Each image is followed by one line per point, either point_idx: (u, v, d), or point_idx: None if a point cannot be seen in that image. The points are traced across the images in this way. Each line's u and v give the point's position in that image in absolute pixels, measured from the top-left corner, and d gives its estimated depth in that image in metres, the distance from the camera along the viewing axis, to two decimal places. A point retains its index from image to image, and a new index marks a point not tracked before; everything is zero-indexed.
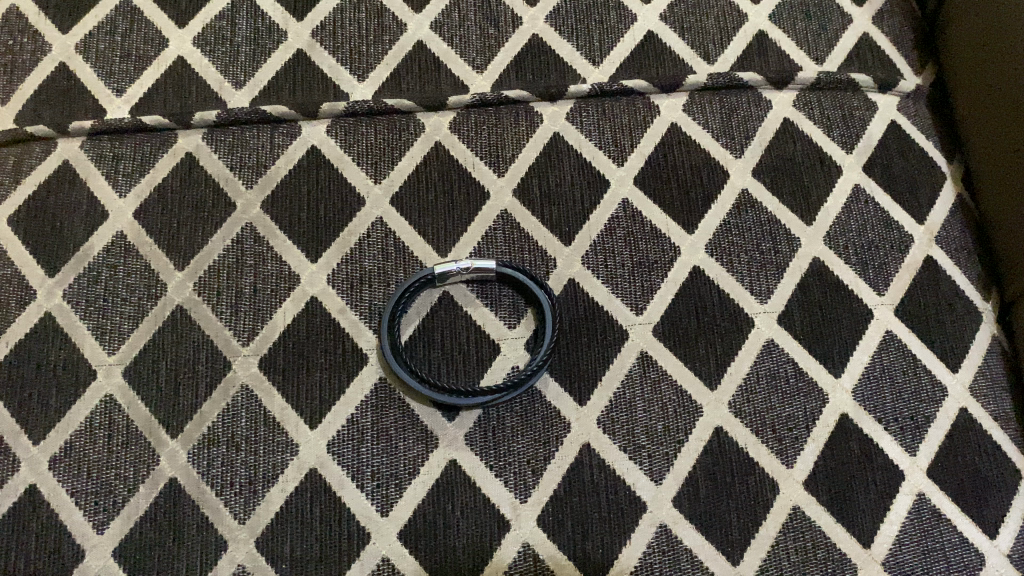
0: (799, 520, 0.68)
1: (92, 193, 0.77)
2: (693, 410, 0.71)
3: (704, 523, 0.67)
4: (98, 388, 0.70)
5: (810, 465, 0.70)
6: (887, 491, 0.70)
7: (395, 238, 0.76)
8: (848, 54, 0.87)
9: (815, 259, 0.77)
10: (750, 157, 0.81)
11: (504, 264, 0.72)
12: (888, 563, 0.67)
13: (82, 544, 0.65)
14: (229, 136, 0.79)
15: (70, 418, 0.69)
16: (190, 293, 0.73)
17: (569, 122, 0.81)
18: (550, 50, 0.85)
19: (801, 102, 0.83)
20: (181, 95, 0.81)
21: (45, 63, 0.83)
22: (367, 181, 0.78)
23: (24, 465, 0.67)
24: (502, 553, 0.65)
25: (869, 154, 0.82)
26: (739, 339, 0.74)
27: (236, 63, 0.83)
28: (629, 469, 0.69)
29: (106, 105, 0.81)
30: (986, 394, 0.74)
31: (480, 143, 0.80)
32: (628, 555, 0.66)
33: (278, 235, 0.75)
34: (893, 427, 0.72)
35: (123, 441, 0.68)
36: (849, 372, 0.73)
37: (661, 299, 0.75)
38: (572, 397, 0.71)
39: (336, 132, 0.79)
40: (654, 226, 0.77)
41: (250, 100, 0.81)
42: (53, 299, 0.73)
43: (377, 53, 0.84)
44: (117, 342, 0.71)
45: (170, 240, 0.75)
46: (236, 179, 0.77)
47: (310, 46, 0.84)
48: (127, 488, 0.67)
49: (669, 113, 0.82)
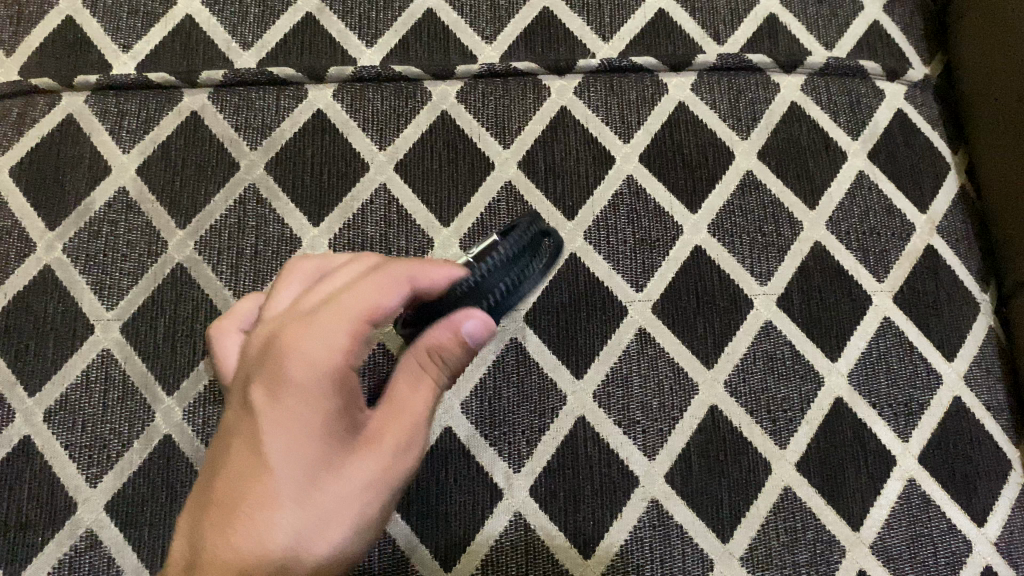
0: (790, 501, 0.69)
1: (94, 148, 0.76)
2: (689, 387, 0.71)
3: (695, 500, 0.68)
4: (96, 342, 0.70)
5: (803, 447, 0.70)
6: (877, 476, 0.70)
7: (398, 206, 0.75)
8: (858, 41, 0.86)
9: (817, 243, 0.77)
10: (756, 139, 0.80)
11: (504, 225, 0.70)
12: (875, 547, 0.68)
13: (74, 497, 0.65)
14: (234, 96, 0.78)
15: (67, 371, 0.69)
16: (190, 252, 0.73)
17: (577, 96, 0.81)
18: (560, 24, 0.85)
19: (809, 86, 0.83)
20: (188, 54, 0.81)
21: (51, 15, 0.82)
22: (372, 147, 0.77)
23: (20, 416, 0.67)
24: (493, 522, 0.66)
25: (875, 141, 0.81)
26: (738, 320, 0.74)
27: (244, 24, 0.82)
28: (622, 444, 0.69)
29: (113, 61, 0.80)
30: (981, 384, 0.74)
31: (486, 113, 0.79)
32: (618, 529, 0.67)
33: (282, 198, 0.75)
34: (887, 413, 0.72)
35: (119, 396, 0.68)
36: (845, 357, 0.74)
37: (661, 277, 0.75)
38: (568, 371, 0.71)
39: (342, 97, 0.79)
40: (657, 204, 0.77)
41: (258, 62, 0.81)
42: (53, 252, 0.72)
43: (385, 20, 0.83)
44: (116, 297, 0.71)
45: (173, 198, 0.75)
46: (241, 140, 0.77)
47: (319, 10, 0.84)
48: (122, 443, 0.67)
49: (677, 92, 0.82)
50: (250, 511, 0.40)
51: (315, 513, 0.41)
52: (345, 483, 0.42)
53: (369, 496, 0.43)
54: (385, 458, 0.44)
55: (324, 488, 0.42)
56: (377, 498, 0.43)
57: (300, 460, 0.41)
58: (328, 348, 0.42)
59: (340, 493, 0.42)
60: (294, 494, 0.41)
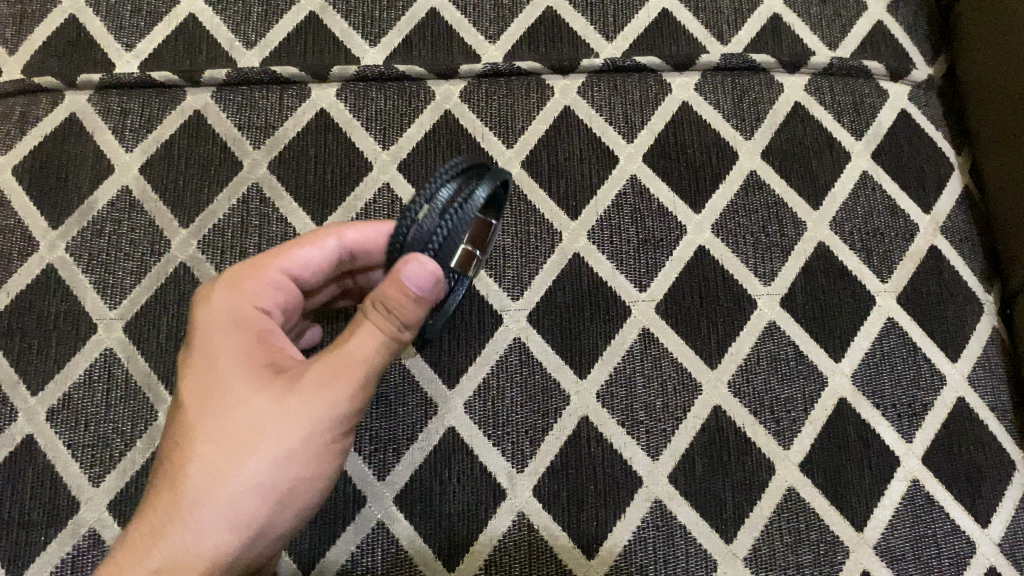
0: (794, 501, 0.68)
1: (98, 147, 0.76)
2: (692, 387, 0.71)
3: (699, 500, 0.68)
4: (98, 341, 0.70)
5: (807, 448, 0.70)
6: (881, 477, 0.70)
7: (401, 205, 0.75)
8: (862, 41, 0.86)
9: (821, 243, 0.77)
10: (760, 139, 0.80)
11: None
12: (879, 548, 0.68)
13: (77, 496, 0.65)
14: (238, 96, 0.78)
15: (70, 370, 0.69)
16: (194, 251, 0.73)
17: (581, 96, 0.80)
18: (563, 23, 0.84)
19: (813, 86, 0.83)
20: (191, 53, 0.81)
21: (55, 14, 0.82)
22: (375, 147, 0.77)
23: (22, 415, 0.67)
24: (497, 522, 0.66)
25: (879, 141, 0.81)
26: (742, 320, 0.74)
27: (247, 23, 0.82)
28: (626, 444, 0.69)
29: (116, 60, 0.80)
30: (985, 385, 0.74)
31: (490, 113, 0.79)
32: (622, 529, 0.67)
33: (285, 197, 0.75)
34: (891, 413, 0.72)
35: (122, 395, 0.68)
36: (849, 357, 0.73)
37: (665, 277, 0.75)
38: (572, 371, 0.71)
39: (345, 96, 0.79)
40: (661, 204, 0.77)
41: (261, 61, 0.81)
42: (56, 251, 0.72)
43: (389, 19, 0.83)
44: (119, 296, 0.71)
45: (176, 197, 0.75)
46: (244, 139, 0.77)
47: (323, 9, 0.83)
48: (125, 442, 0.67)
49: (681, 92, 0.81)
50: (187, 454, 0.50)
51: (240, 446, 0.50)
52: (261, 436, 0.50)
53: (289, 426, 0.50)
54: (305, 394, 0.50)
55: (242, 424, 0.50)
56: (301, 427, 0.50)
57: (223, 405, 0.51)
58: (234, 312, 0.54)
59: (256, 441, 0.50)
60: (220, 433, 0.50)
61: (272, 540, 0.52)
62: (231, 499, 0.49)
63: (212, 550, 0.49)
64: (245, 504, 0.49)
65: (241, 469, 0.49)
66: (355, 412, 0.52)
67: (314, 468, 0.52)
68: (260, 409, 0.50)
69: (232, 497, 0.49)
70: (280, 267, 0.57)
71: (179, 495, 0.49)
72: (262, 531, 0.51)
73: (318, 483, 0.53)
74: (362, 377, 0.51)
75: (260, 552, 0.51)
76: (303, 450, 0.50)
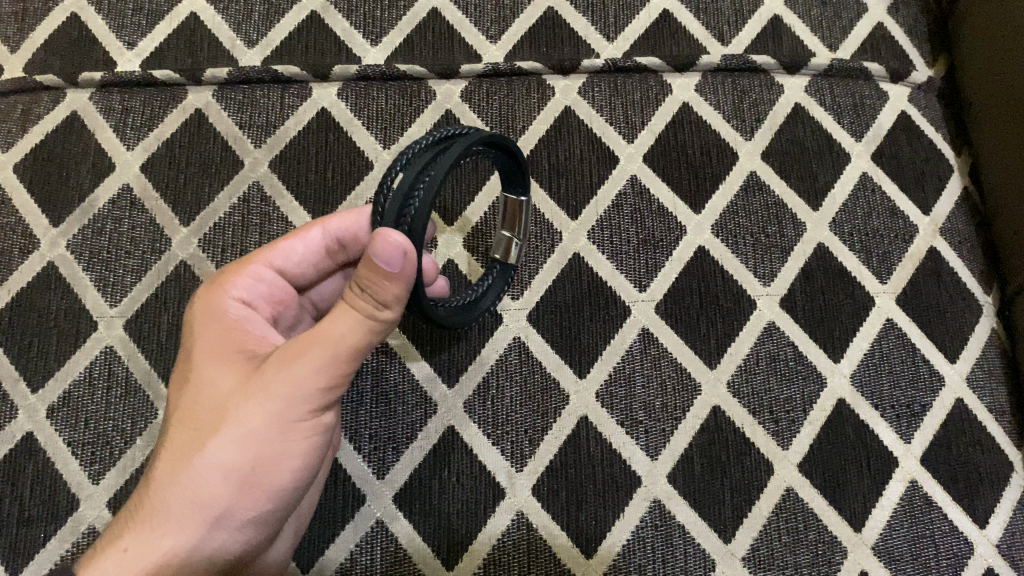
0: (792, 501, 0.69)
1: (98, 145, 0.76)
2: (692, 388, 0.71)
3: (697, 500, 0.68)
4: (99, 339, 0.70)
5: (805, 448, 0.70)
6: (879, 477, 0.70)
7: None
8: (862, 42, 0.86)
9: (820, 244, 0.77)
10: (759, 140, 0.81)
11: (523, 195, 0.72)
12: (878, 548, 0.68)
13: (77, 493, 0.65)
14: (239, 94, 0.78)
15: (71, 367, 0.69)
16: (194, 249, 0.73)
17: (581, 96, 0.81)
18: (564, 24, 0.85)
19: (813, 87, 0.83)
20: (192, 52, 0.81)
21: (56, 12, 0.82)
22: (376, 146, 0.77)
23: (22, 412, 0.67)
24: (496, 520, 0.66)
25: (879, 143, 0.82)
26: (742, 320, 0.74)
27: (249, 22, 0.82)
28: (625, 444, 0.69)
29: (117, 58, 0.80)
30: (983, 386, 0.74)
31: (491, 113, 0.79)
32: (621, 529, 0.67)
33: (285, 196, 0.75)
34: (889, 414, 0.72)
35: (122, 393, 0.68)
36: (848, 358, 0.74)
37: (665, 278, 0.75)
38: (572, 370, 0.71)
39: (346, 95, 0.79)
40: (661, 205, 0.77)
41: (262, 60, 0.81)
42: (57, 249, 0.72)
43: (390, 19, 0.84)
44: (119, 294, 0.71)
45: (177, 196, 0.75)
46: (245, 138, 0.77)
47: (324, 8, 0.84)
48: (125, 440, 0.67)
49: (681, 92, 0.82)
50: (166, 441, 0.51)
51: (204, 427, 0.50)
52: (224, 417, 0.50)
53: (250, 405, 0.49)
54: (269, 374, 0.50)
55: (209, 406, 0.51)
56: (261, 406, 0.49)
57: (197, 389, 0.52)
58: (216, 304, 0.56)
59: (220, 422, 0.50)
60: (190, 417, 0.51)
61: (244, 526, 0.51)
62: (193, 480, 0.49)
63: (175, 533, 0.49)
64: (209, 484, 0.49)
65: (204, 450, 0.50)
66: (324, 393, 0.50)
67: (282, 448, 0.50)
68: (226, 392, 0.51)
69: (195, 478, 0.49)
70: (267, 262, 0.59)
71: (151, 477, 0.50)
72: (229, 514, 0.50)
73: (292, 464, 0.51)
74: (331, 359, 0.49)
75: (230, 537, 0.51)
76: (266, 430, 0.50)
